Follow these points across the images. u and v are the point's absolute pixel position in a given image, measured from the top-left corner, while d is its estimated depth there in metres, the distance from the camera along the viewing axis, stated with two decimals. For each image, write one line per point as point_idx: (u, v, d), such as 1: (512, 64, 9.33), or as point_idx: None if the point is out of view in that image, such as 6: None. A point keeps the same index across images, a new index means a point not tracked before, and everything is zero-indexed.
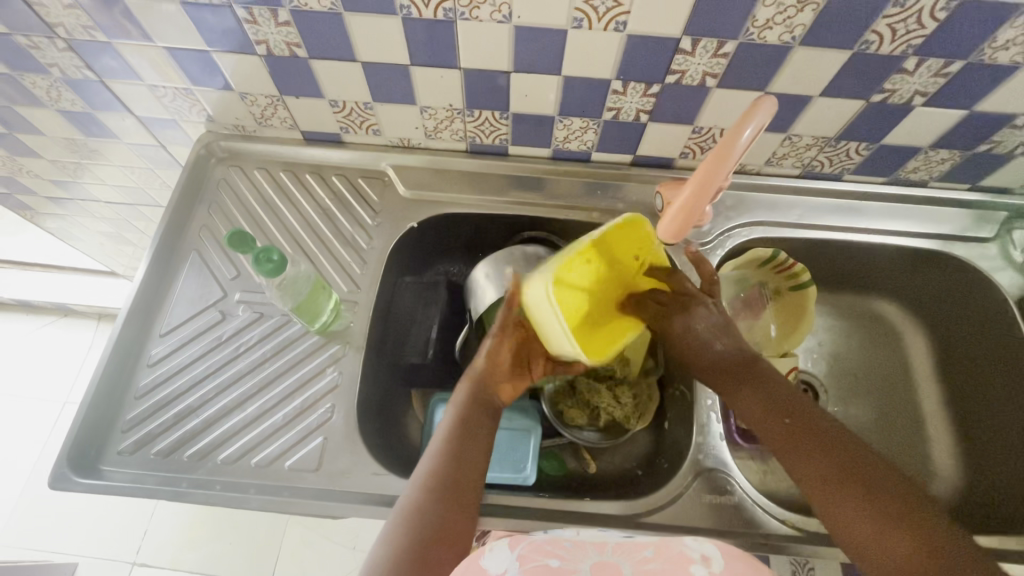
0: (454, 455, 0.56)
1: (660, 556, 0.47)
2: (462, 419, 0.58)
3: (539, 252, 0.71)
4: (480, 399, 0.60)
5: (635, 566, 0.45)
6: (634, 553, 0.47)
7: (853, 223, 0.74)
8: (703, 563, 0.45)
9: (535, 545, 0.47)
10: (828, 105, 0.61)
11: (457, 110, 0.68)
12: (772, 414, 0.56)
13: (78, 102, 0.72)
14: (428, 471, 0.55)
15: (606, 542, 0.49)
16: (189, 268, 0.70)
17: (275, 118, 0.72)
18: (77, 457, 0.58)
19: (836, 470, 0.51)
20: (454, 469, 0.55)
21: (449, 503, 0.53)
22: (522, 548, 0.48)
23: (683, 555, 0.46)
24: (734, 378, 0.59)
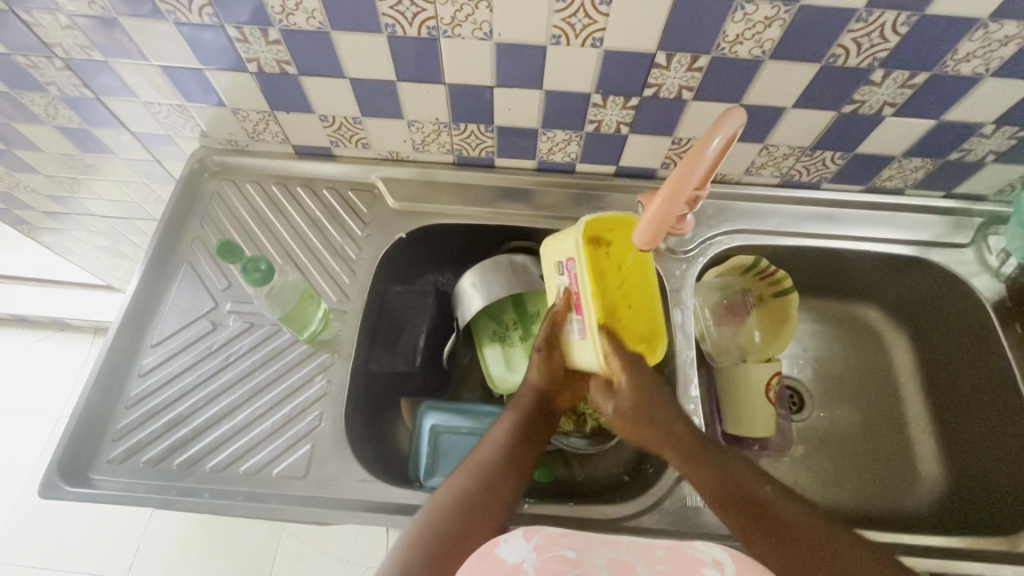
0: (510, 453, 0.59)
1: (674, 558, 0.44)
2: (523, 423, 0.62)
3: (525, 260, 0.72)
4: (540, 405, 0.63)
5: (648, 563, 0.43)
6: (648, 552, 0.45)
7: (832, 229, 0.76)
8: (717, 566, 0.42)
9: (551, 537, 0.45)
10: (801, 116, 0.63)
11: (443, 124, 0.69)
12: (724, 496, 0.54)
13: (75, 118, 0.74)
14: (461, 486, 0.56)
15: (620, 540, 0.48)
16: (182, 279, 0.71)
17: (267, 133, 0.74)
18: (67, 466, 0.59)
19: (786, 553, 0.49)
20: (511, 464, 0.58)
21: (497, 496, 0.56)
22: (538, 539, 0.45)
23: (694, 557, 0.44)
24: (683, 453, 0.57)
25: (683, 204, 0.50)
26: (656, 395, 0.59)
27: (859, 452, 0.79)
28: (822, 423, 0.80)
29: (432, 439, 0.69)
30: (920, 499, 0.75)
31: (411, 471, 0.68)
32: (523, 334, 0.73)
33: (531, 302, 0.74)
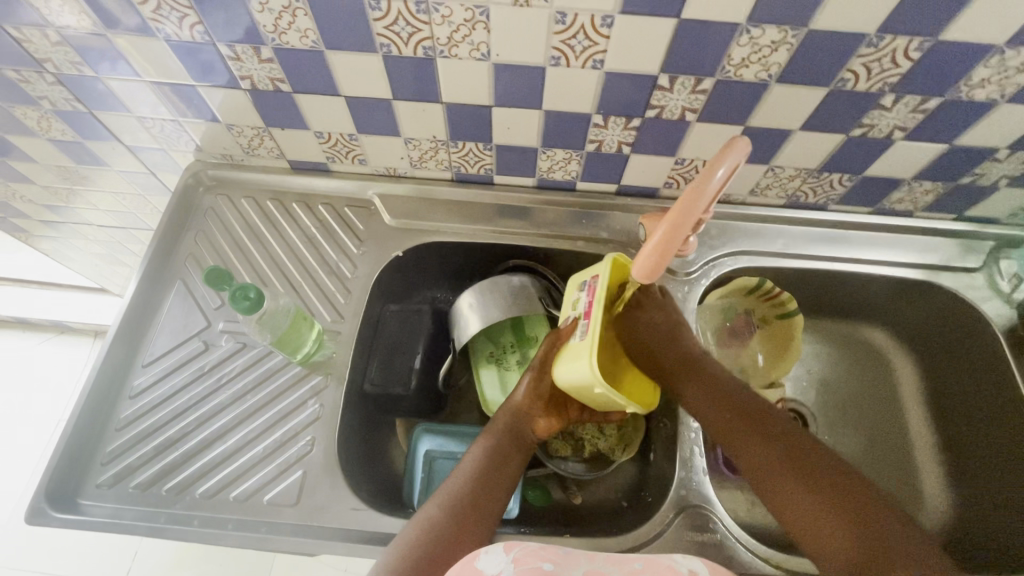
0: (479, 486, 0.57)
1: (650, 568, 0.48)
2: (493, 452, 0.60)
3: (522, 281, 0.70)
4: (515, 436, 0.61)
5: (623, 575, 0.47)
6: (623, 564, 0.49)
7: (839, 251, 0.74)
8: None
9: (531, 548, 0.47)
10: (808, 139, 0.61)
11: (441, 142, 0.68)
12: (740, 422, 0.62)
13: (68, 132, 0.73)
14: (428, 518, 0.54)
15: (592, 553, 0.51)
16: (174, 297, 0.70)
17: (262, 148, 0.73)
18: (56, 491, 0.58)
19: (784, 466, 0.58)
20: (478, 497, 0.57)
21: (463, 530, 0.54)
22: (517, 551, 0.46)
23: (668, 569, 0.48)
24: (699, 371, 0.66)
25: (686, 235, 0.49)
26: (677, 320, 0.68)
27: None
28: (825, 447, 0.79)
29: (427, 464, 0.68)
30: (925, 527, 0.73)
31: (406, 496, 0.67)
32: (520, 357, 0.72)
33: (529, 323, 0.73)
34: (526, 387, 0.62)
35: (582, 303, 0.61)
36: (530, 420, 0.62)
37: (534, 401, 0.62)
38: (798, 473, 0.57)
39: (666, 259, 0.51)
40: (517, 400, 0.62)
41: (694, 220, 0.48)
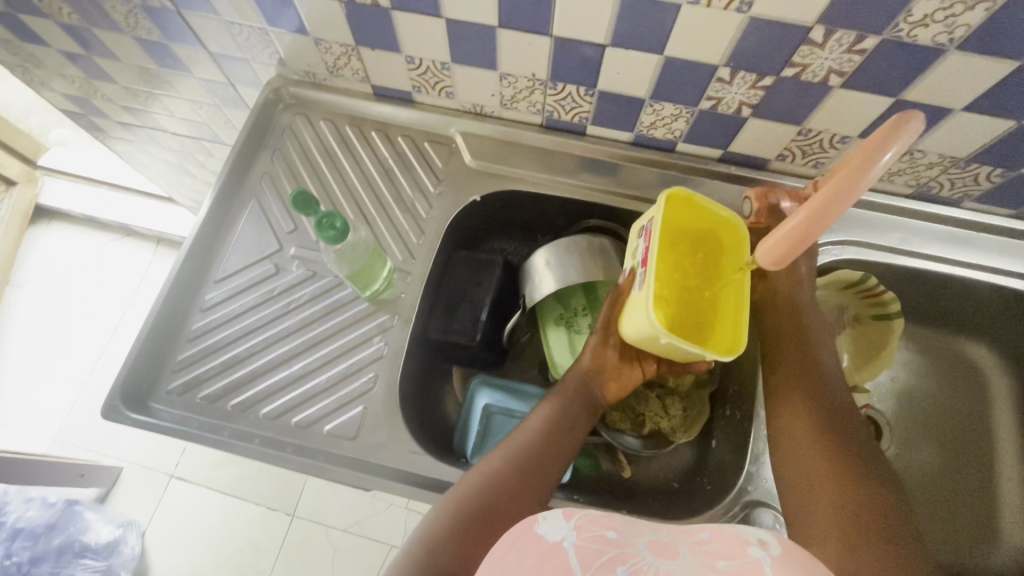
0: (540, 453, 0.55)
1: (715, 538, 0.39)
2: (557, 420, 0.57)
3: (603, 243, 0.66)
4: (585, 401, 0.59)
5: (692, 548, 0.38)
6: (688, 534, 0.40)
7: (962, 255, 0.66)
8: (760, 545, 0.38)
9: (593, 514, 0.39)
10: (969, 122, 0.53)
11: (539, 81, 0.62)
12: (802, 391, 0.57)
13: (154, 31, 0.70)
14: (494, 469, 0.54)
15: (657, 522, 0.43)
16: (248, 215, 0.69)
17: (347, 69, 0.68)
18: (130, 392, 0.59)
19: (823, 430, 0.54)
20: (542, 457, 0.55)
21: (520, 495, 0.52)
22: (580, 518, 0.39)
23: (735, 537, 0.39)
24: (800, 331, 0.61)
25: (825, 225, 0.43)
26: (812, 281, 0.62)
27: (936, 501, 0.72)
28: (899, 462, 0.74)
29: (485, 419, 0.66)
30: (999, 562, 0.69)
31: (457, 444, 0.67)
32: (592, 320, 0.67)
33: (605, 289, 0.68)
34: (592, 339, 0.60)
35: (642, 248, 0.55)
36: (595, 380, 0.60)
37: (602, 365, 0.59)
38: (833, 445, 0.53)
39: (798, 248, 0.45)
40: (581, 367, 0.60)
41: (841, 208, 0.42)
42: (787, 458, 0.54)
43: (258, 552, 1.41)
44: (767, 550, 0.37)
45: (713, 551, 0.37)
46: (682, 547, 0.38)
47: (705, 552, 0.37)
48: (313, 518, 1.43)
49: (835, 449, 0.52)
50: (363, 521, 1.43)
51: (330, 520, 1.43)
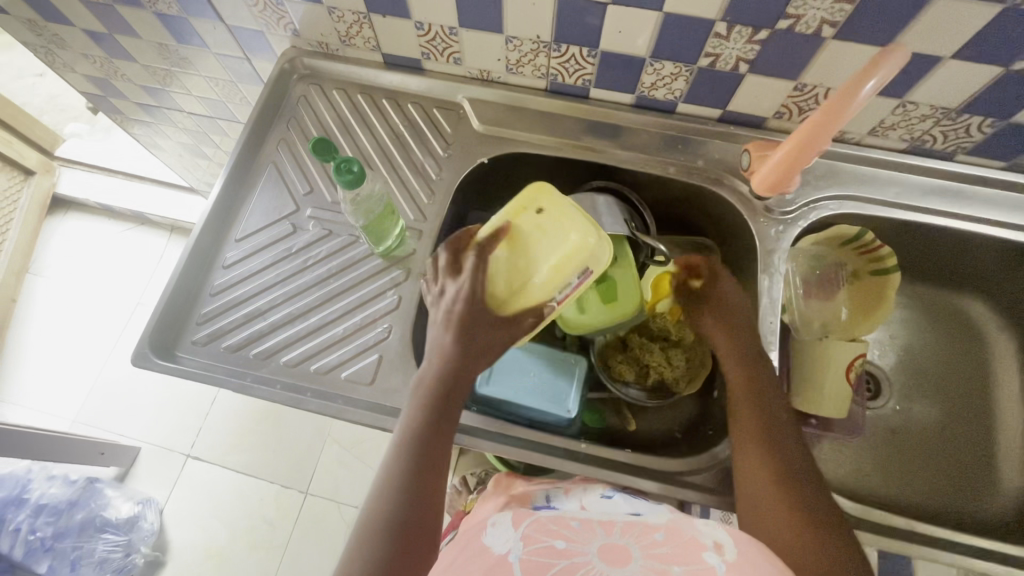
0: (410, 473, 0.52)
1: (671, 541, 0.46)
2: (421, 427, 0.54)
3: (607, 202, 0.69)
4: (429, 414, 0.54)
5: (643, 549, 0.44)
6: (642, 536, 0.47)
7: (958, 208, 0.68)
8: (716, 550, 0.44)
9: (540, 529, 0.48)
10: (958, 70, 0.55)
11: (543, 44, 0.65)
12: (753, 428, 0.56)
13: (174, 5, 0.73)
14: (382, 505, 0.51)
15: (615, 521, 0.50)
16: (265, 179, 0.72)
17: (359, 38, 0.71)
18: (158, 341, 0.63)
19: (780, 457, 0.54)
20: (417, 481, 0.51)
21: (431, 495, 0.52)
22: (527, 529, 0.49)
23: (693, 542, 0.45)
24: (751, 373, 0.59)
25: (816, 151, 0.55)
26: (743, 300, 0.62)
27: (931, 450, 0.74)
28: (896, 414, 0.76)
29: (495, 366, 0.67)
30: (996, 508, 0.70)
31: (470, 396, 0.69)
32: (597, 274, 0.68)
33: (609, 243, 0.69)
34: (444, 309, 0.56)
35: (568, 285, 0.57)
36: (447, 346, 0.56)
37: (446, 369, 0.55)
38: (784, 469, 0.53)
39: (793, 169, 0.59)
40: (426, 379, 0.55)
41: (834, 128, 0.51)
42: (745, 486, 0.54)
43: (272, 528, 1.44)
44: (722, 555, 0.43)
45: (664, 557, 0.43)
46: (632, 550, 0.44)
47: (655, 557, 0.43)
48: (326, 495, 1.46)
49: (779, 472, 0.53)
50: None
51: (343, 498, 1.46)
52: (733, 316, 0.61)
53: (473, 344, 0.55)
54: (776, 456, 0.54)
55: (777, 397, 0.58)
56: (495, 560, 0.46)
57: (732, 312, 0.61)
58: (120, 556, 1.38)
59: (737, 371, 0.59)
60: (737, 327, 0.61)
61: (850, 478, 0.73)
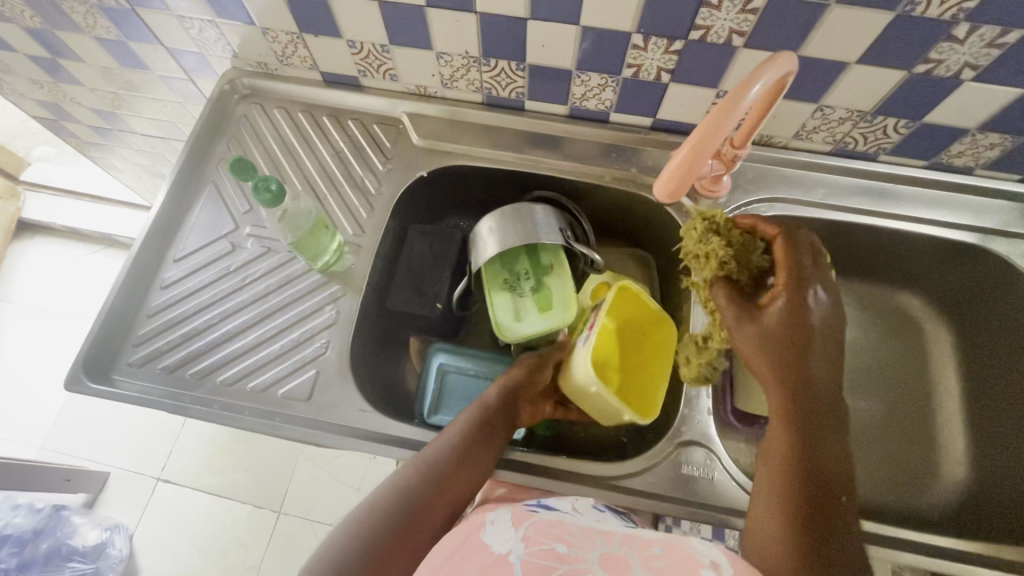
0: (452, 470, 0.55)
1: (669, 555, 0.44)
2: (479, 431, 0.58)
3: (545, 211, 0.69)
4: (504, 420, 0.61)
5: (642, 563, 0.43)
6: (641, 548, 0.45)
7: (884, 207, 0.70)
8: (713, 570, 0.41)
9: (542, 532, 0.46)
10: (865, 75, 0.57)
11: (473, 59, 0.66)
12: (790, 463, 0.48)
13: (113, 30, 0.74)
14: (408, 484, 0.53)
15: (614, 531, 0.48)
16: (205, 199, 0.72)
17: (296, 57, 0.72)
18: (92, 363, 0.62)
19: (806, 500, 0.47)
20: (454, 474, 0.55)
21: (448, 494, 0.54)
22: (529, 529, 0.47)
23: (690, 559, 0.43)
24: (804, 415, 0.48)
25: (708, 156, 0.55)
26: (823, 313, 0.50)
27: (878, 446, 0.75)
28: None
29: (439, 379, 0.69)
30: (938, 500, 0.72)
31: (416, 410, 0.69)
32: (535, 283, 0.70)
33: (546, 253, 0.71)
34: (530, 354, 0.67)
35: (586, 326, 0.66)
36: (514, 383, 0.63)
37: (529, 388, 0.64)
38: (807, 516, 0.46)
39: (695, 168, 0.58)
40: (514, 387, 0.63)
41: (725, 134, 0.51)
42: (766, 519, 0.48)
43: (245, 550, 1.42)
44: None
45: (663, 570, 0.42)
46: (631, 562, 0.43)
47: (654, 572, 0.42)
48: (300, 514, 1.45)
49: (798, 517, 0.46)
50: (350, 514, 1.45)
51: (317, 516, 1.44)
52: (795, 342, 0.49)
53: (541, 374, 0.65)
54: (802, 501, 0.47)
55: (834, 427, 0.49)
56: (492, 560, 0.44)
57: (800, 330, 0.49)
58: None
59: (793, 409, 0.49)
60: (801, 346, 0.49)
61: None
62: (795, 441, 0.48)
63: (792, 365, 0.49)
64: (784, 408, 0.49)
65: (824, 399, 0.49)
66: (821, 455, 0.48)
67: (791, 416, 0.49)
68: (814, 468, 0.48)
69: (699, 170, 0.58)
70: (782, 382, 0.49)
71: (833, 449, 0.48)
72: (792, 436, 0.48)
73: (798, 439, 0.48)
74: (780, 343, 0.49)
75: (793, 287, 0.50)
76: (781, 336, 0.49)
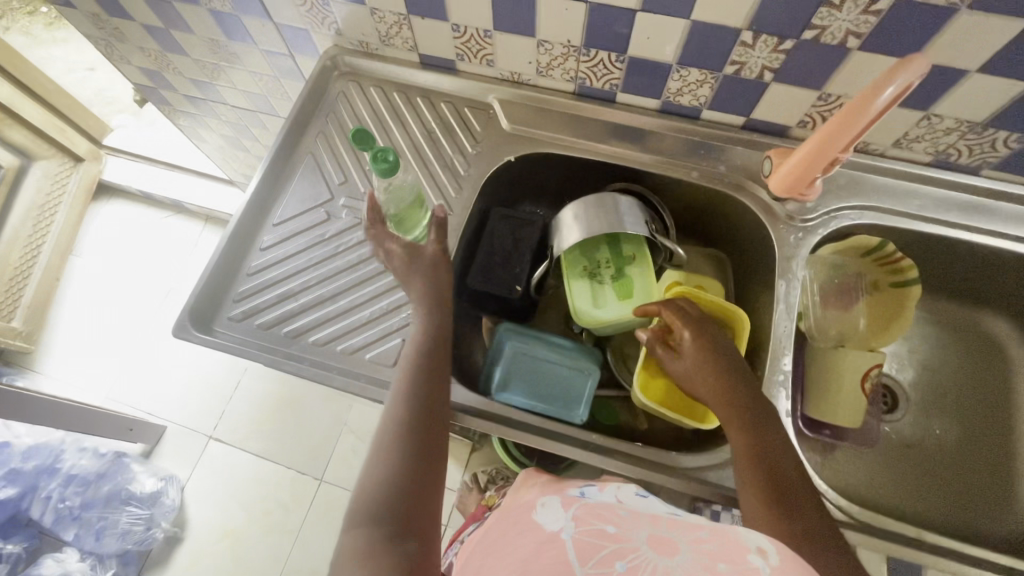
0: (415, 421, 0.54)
1: (718, 540, 0.39)
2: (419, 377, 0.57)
3: (630, 203, 0.70)
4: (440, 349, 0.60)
5: (690, 544, 0.39)
6: (687, 531, 0.41)
7: (982, 223, 0.68)
8: (760, 554, 0.38)
9: (589, 513, 0.45)
10: (983, 85, 0.56)
11: (573, 48, 0.67)
12: (751, 451, 0.54)
13: (229, 4, 0.78)
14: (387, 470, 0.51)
15: (662, 517, 0.45)
16: (303, 169, 0.76)
17: (398, 38, 0.75)
18: (196, 314, 0.66)
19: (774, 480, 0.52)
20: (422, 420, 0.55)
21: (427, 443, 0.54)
22: (577, 511, 0.46)
23: (736, 543, 0.39)
24: (746, 423, 0.55)
25: (835, 153, 0.58)
26: (714, 330, 0.61)
27: (948, 468, 0.73)
28: (912, 427, 0.76)
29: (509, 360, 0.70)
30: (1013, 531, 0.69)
31: (484, 385, 0.71)
32: (615, 273, 0.71)
33: (627, 245, 0.72)
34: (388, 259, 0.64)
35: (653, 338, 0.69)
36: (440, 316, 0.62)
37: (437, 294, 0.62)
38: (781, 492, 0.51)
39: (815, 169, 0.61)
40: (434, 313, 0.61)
41: (860, 132, 0.53)
42: (755, 507, 0.51)
43: (287, 511, 1.48)
44: (768, 559, 0.37)
45: (710, 552, 0.38)
46: (679, 544, 0.40)
47: (699, 552, 0.38)
48: (341, 483, 1.50)
49: (772, 493, 0.51)
50: None
51: None
52: (710, 365, 0.58)
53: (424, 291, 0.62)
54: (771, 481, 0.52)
55: (772, 424, 0.55)
56: (545, 537, 0.43)
57: (713, 354, 0.59)
58: (140, 529, 1.43)
59: (735, 412, 0.55)
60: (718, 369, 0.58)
61: (863, 489, 0.72)
62: (750, 433, 0.54)
63: (715, 371, 0.58)
64: (731, 409, 0.56)
65: (757, 404, 0.56)
66: (771, 441, 0.54)
67: (736, 415, 0.55)
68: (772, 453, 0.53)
69: (818, 173, 0.61)
70: (715, 385, 0.57)
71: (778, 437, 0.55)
72: (744, 428, 0.54)
73: (746, 431, 0.54)
74: (698, 353, 0.59)
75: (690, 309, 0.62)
76: (697, 360, 0.59)
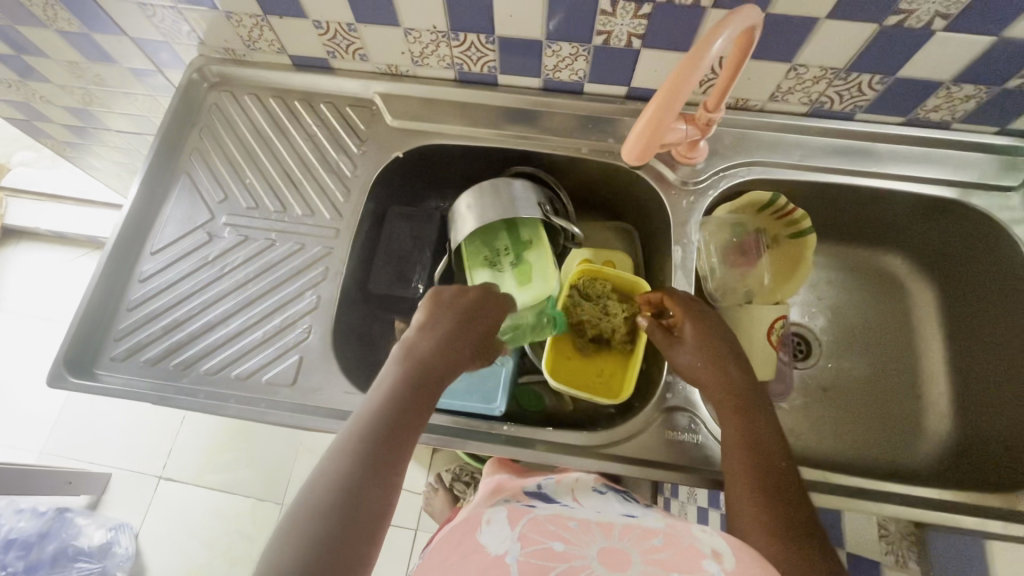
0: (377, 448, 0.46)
1: (670, 546, 0.42)
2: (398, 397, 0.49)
3: (524, 185, 0.69)
4: (435, 363, 0.52)
5: (643, 554, 0.41)
6: (640, 540, 0.44)
7: (863, 166, 0.70)
8: (715, 558, 0.41)
9: (534, 531, 0.44)
10: (836, 30, 0.56)
11: (441, 33, 0.65)
12: (738, 433, 0.53)
13: (75, 22, 0.72)
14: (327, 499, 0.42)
15: (612, 523, 0.47)
16: (180, 190, 0.72)
17: (262, 41, 0.71)
18: (73, 360, 0.62)
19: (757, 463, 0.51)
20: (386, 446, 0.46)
21: (384, 477, 0.45)
22: (522, 529, 0.45)
23: (692, 548, 0.42)
24: (739, 407, 0.54)
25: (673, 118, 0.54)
26: (716, 322, 0.60)
27: (864, 406, 0.76)
28: (828, 371, 0.78)
29: None
30: (922, 457, 0.73)
31: None
32: (515, 258, 0.70)
33: (526, 227, 0.71)
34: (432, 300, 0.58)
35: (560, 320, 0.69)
36: (454, 343, 0.54)
37: (469, 310, 0.57)
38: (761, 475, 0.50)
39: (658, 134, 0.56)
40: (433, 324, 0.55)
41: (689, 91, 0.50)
42: (735, 491, 0.51)
43: (251, 541, 1.44)
44: (722, 564, 0.40)
45: (664, 562, 0.40)
46: (630, 554, 0.41)
47: (655, 562, 0.40)
48: None
49: (754, 475, 0.50)
50: None
51: None
52: (711, 352, 0.58)
53: (464, 321, 0.56)
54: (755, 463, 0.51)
55: (760, 408, 0.55)
56: (489, 562, 0.41)
57: (712, 338, 0.59)
58: None
59: (724, 395, 0.55)
60: (717, 353, 0.58)
61: (787, 440, 0.74)
62: (738, 416, 0.54)
63: (708, 355, 0.58)
64: (720, 392, 0.56)
65: (748, 390, 0.56)
66: (759, 425, 0.53)
67: (723, 398, 0.55)
68: (757, 436, 0.53)
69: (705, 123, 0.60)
70: (707, 367, 0.57)
71: (766, 422, 0.54)
72: (733, 411, 0.54)
73: (734, 414, 0.54)
74: (696, 337, 0.59)
75: (691, 301, 0.61)
76: (698, 344, 0.58)
